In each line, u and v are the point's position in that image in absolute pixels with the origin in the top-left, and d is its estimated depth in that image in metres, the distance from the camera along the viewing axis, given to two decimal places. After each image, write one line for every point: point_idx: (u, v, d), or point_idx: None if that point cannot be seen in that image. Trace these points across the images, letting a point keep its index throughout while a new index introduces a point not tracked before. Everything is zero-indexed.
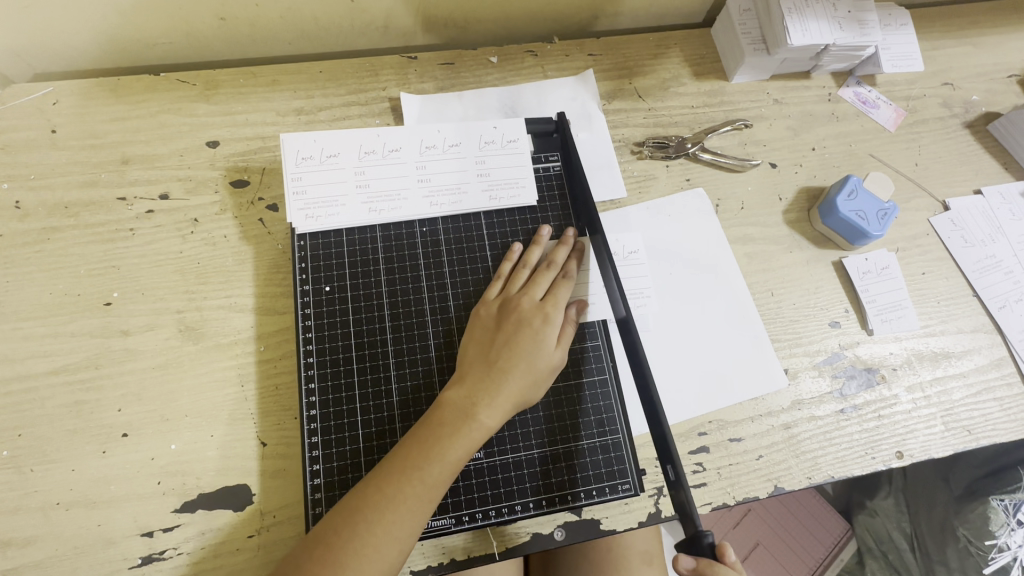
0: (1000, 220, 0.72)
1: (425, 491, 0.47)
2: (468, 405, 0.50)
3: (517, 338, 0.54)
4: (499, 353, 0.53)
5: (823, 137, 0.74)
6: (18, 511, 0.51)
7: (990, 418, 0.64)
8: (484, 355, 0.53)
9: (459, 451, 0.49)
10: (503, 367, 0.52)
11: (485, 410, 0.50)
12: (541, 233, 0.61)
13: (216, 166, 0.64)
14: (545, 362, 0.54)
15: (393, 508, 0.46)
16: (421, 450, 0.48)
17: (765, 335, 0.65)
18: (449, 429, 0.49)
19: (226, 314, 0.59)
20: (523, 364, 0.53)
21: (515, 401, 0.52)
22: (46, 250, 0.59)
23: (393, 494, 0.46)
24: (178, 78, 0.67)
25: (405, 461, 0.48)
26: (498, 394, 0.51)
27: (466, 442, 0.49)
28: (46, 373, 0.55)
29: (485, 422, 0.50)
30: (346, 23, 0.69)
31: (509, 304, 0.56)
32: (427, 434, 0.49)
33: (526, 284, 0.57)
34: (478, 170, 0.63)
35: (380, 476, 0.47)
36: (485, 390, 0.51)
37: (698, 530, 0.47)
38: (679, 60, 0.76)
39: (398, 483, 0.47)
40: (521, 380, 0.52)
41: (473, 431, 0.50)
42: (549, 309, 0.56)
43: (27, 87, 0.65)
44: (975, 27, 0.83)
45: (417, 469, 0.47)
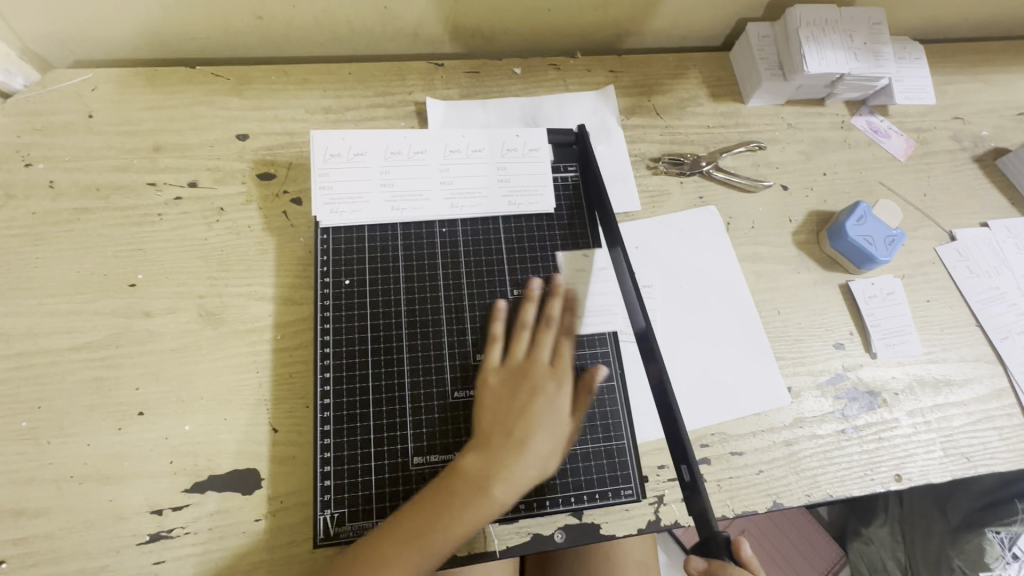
0: (1005, 253, 0.74)
1: (423, 557, 0.46)
2: (483, 477, 0.50)
3: (532, 408, 0.53)
4: (514, 423, 0.52)
5: (834, 163, 0.76)
6: (32, 482, 0.52)
7: (990, 446, 0.65)
8: (501, 424, 0.52)
9: (467, 525, 0.48)
10: (519, 438, 0.52)
11: (500, 484, 0.50)
12: (530, 288, 0.60)
13: (245, 158, 0.66)
14: (558, 433, 0.54)
15: (391, 570, 0.45)
16: (427, 520, 0.47)
17: (771, 353, 0.66)
18: (459, 499, 0.49)
19: (245, 301, 0.61)
20: (540, 435, 0.52)
21: (531, 475, 0.51)
22: (75, 229, 0.61)
23: (395, 557, 0.46)
24: (213, 72, 0.69)
25: (409, 528, 0.47)
26: (512, 468, 0.50)
27: (476, 514, 0.49)
28: (69, 349, 0.57)
29: (497, 497, 0.49)
30: (377, 29, 0.71)
31: (520, 371, 0.55)
32: (434, 501, 0.48)
33: (539, 350, 0.57)
34: (498, 176, 0.65)
35: (382, 542, 0.47)
36: (501, 462, 0.50)
37: (713, 533, 0.46)
38: (697, 81, 0.78)
39: (400, 548, 0.46)
40: (536, 454, 0.52)
41: (485, 505, 0.49)
42: (560, 377, 0.56)
43: (67, 73, 0.67)
44: (987, 64, 0.85)
45: (420, 537, 0.47)
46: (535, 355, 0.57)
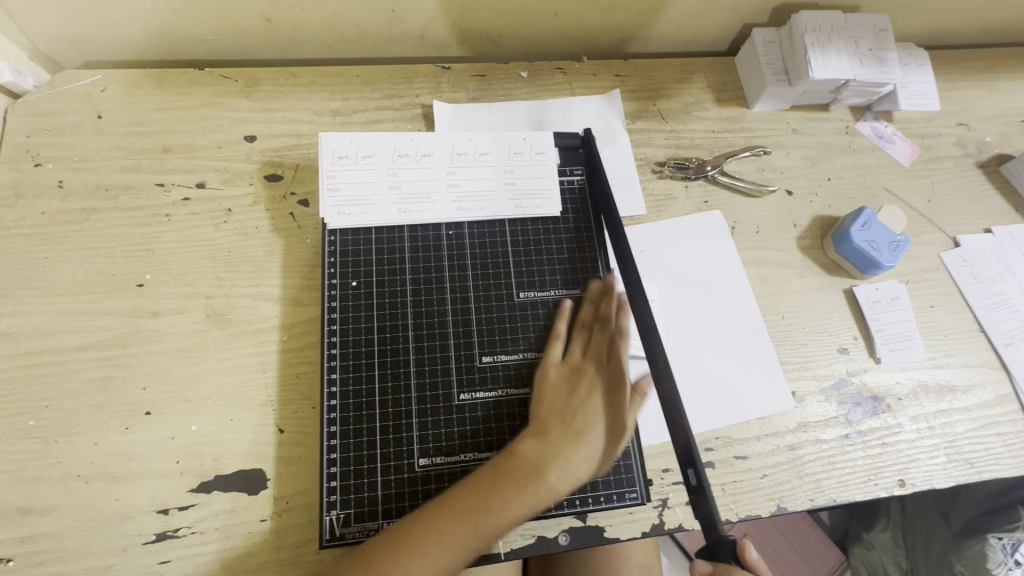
0: (1009, 260, 0.74)
1: (475, 536, 0.48)
2: (540, 462, 0.52)
3: (590, 402, 0.56)
4: (572, 415, 0.55)
5: (838, 168, 0.77)
6: (40, 480, 0.52)
7: (993, 452, 0.65)
8: (560, 415, 0.55)
9: (521, 507, 0.50)
10: (577, 430, 0.54)
11: (556, 471, 0.52)
12: (590, 288, 0.63)
13: (252, 159, 0.67)
14: (614, 431, 0.56)
15: (441, 548, 0.47)
16: (487, 499, 0.49)
17: (776, 357, 0.66)
18: (519, 482, 0.50)
19: (252, 302, 0.61)
20: (596, 432, 0.55)
21: (584, 467, 0.54)
22: (84, 229, 0.62)
23: (447, 532, 0.47)
24: (221, 74, 0.70)
25: (465, 504, 0.49)
26: (570, 459, 0.53)
27: (533, 499, 0.50)
28: (76, 348, 0.57)
29: (552, 485, 0.51)
30: (385, 32, 0.71)
31: (578, 367, 0.58)
32: (492, 480, 0.50)
33: (601, 351, 0.60)
34: (505, 179, 0.65)
35: (438, 519, 0.48)
36: (559, 450, 0.53)
37: (720, 536, 0.46)
38: (702, 85, 0.79)
39: (453, 521, 0.48)
40: (592, 449, 0.54)
41: (540, 489, 0.51)
42: (619, 376, 0.58)
43: (77, 74, 0.67)
44: (991, 71, 0.85)
45: (479, 515, 0.48)
46: (598, 356, 0.59)
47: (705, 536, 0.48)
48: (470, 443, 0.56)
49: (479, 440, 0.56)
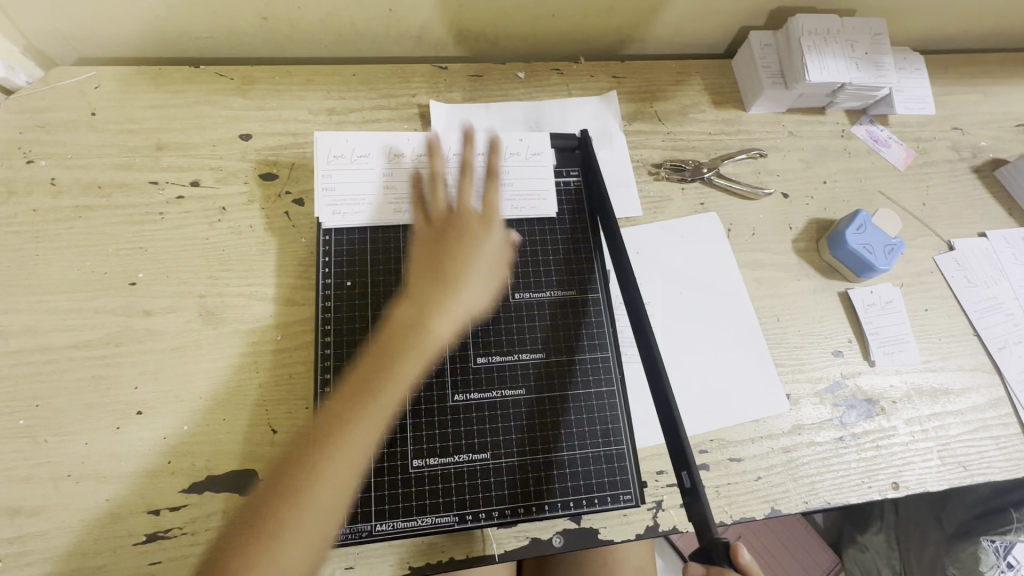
0: (1003, 264, 0.74)
1: (379, 409, 0.47)
2: (418, 320, 0.51)
3: (461, 247, 0.56)
4: (442, 265, 0.54)
5: (834, 171, 0.77)
6: (29, 480, 0.52)
7: (987, 455, 0.65)
8: (429, 269, 0.54)
9: (414, 366, 0.49)
10: (450, 280, 0.54)
11: (437, 323, 0.52)
12: (433, 142, 0.63)
13: (247, 158, 0.66)
14: (490, 267, 0.56)
15: (354, 433, 0.46)
16: (377, 373, 0.48)
17: (771, 359, 0.66)
18: (403, 343, 0.50)
19: (246, 302, 0.61)
20: (472, 277, 0.55)
21: (466, 310, 0.54)
22: (77, 227, 0.61)
23: (346, 415, 0.47)
24: (217, 72, 0.69)
25: (355, 386, 0.48)
26: (448, 306, 0.53)
27: (422, 356, 0.50)
28: (68, 347, 0.57)
29: (436, 335, 0.51)
30: (382, 31, 0.71)
31: (446, 219, 0.58)
32: (380, 354, 0.49)
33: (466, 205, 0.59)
34: (501, 179, 0.65)
35: (334, 412, 0.47)
36: (432, 302, 0.52)
37: (713, 539, 0.46)
38: (699, 88, 0.79)
39: (352, 406, 0.47)
40: (468, 291, 0.54)
41: (424, 342, 0.51)
42: (490, 219, 0.58)
43: (71, 70, 0.67)
44: (987, 76, 0.85)
45: (373, 390, 0.48)
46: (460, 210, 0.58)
47: (699, 539, 0.48)
48: (464, 444, 0.56)
49: (473, 440, 0.56)
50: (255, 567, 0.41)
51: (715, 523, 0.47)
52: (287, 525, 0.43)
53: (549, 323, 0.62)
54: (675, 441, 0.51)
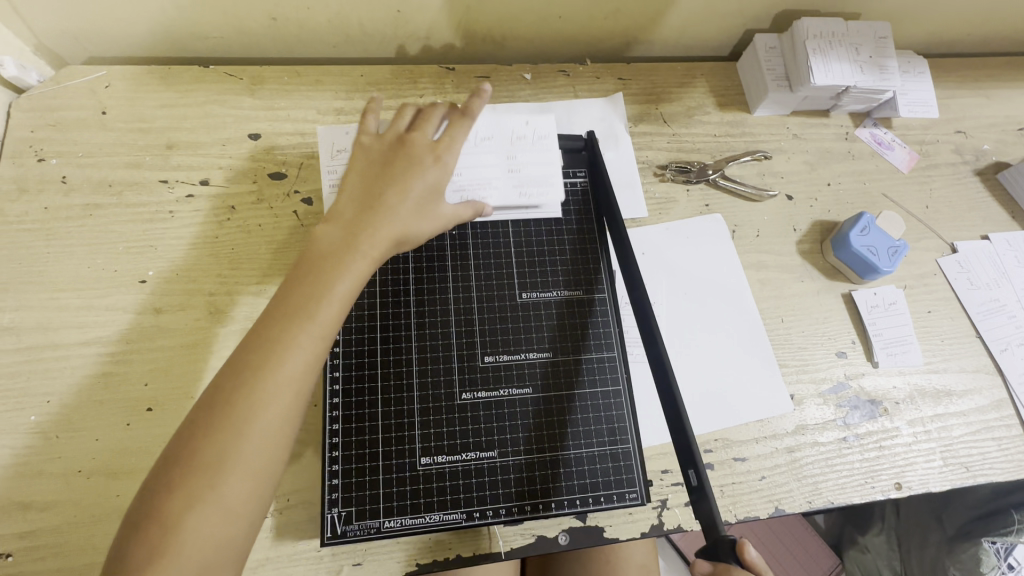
0: (1005, 266, 0.75)
1: (313, 326, 0.46)
2: (349, 237, 0.51)
3: (403, 173, 0.54)
4: (381, 187, 0.53)
5: (838, 174, 0.77)
6: (40, 475, 0.52)
7: (989, 456, 0.65)
8: (366, 191, 0.53)
9: (347, 283, 0.49)
10: (388, 202, 0.53)
11: (369, 241, 0.51)
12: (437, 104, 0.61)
13: (256, 157, 0.67)
14: (431, 195, 0.55)
15: (287, 349, 0.45)
16: (307, 293, 0.47)
17: (775, 359, 0.67)
18: (334, 264, 0.49)
19: (255, 299, 0.61)
20: (409, 200, 0.54)
21: (401, 233, 0.53)
22: (88, 225, 0.62)
23: (280, 334, 0.45)
24: (226, 72, 0.70)
25: (287, 304, 0.47)
26: (380, 227, 0.52)
27: (355, 273, 0.50)
28: (79, 343, 0.57)
29: (367, 253, 0.51)
30: (390, 32, 0.72)
31: (393, 142, 0.56)
32: (312, 272, 0.48)
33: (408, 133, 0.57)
34: (509, 165, 0.64)
35: (262, 335, 0.46)
36: (366, 221, 0.52)
37: (721, 538, 0.46)
38: (704, 90, 0.79)
39: (284, 325, 0.46)
40: (406, 216, 0.53)
41: (358, 259, 0.50)
42: (441, 149, 0.56)
43: (82, 69, 0.68)
44: (990, 80, 0.86)
45: (304, 309, 0.47)
46: (401, 138, 0.56)
47: (706, 536, 0.49)
48: (471, 442, 0.56)
49: (480, 438, 0.56)
50: (198, 486, 0.41)
51: (722, 520, 0.47)
52: (230, 448, 0.42)
53: (556, 322, 0.62)
54: (683, 441, 0.52)
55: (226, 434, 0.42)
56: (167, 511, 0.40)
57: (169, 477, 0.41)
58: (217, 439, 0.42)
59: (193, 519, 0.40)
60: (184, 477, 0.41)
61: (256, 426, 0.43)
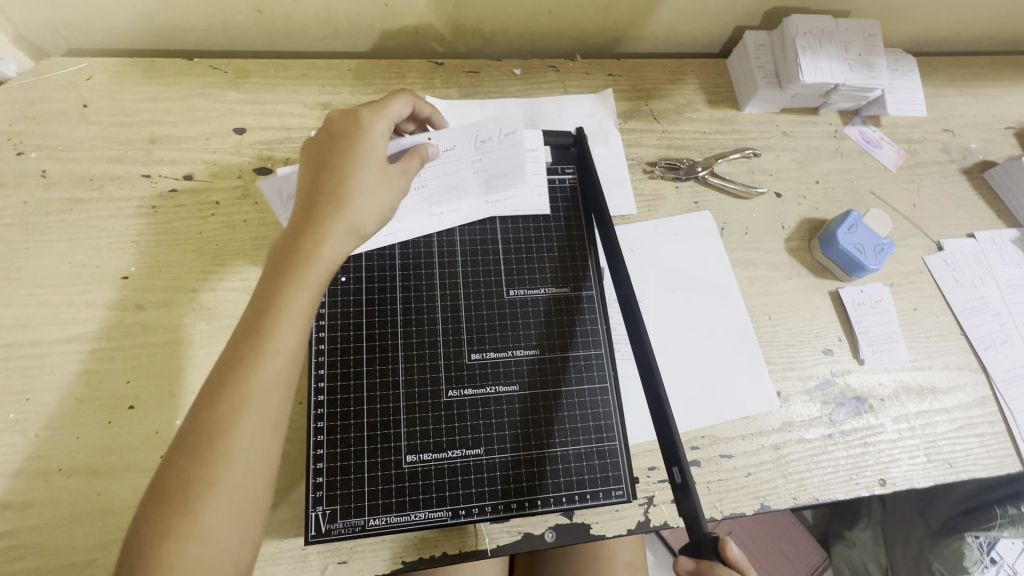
0: (990, 264, 0.75)
1: (271, 339, 0.44)
2: (298, 240, 0.47)
3: (344, 159, 0.50)
4: (324, 180, 0.49)
5: (826, 171, 0.77)
6: (19, 474, 0.52)
7: (972, 453, 0.66)
8: (311, 191, 0.50)
9: (303, 287, 0.46)
10: (336, 194, 0.49)
11: (322, 240, 0.47)
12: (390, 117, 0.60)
13: (242, 152, 0.66)
14: (381, 174, 0.51)
15: (249, 367, 0.43)
16: (260, 307, 0.45)
17: (762, 357, 0.67)
18: (285, 271, 0.46)
19: (240, 296, 0.60)
20: (357, 186, 0.49)
21: (359, 220, 0.49)
22: (68, 220, 0.61)
23: (239, 354, 0.43)
24: (210, 65, 0.69)
25: (243, 325, 0.45)
26: (330, 220, 0.48)
27: (310, 275, 0.46)
28: (59, 341, 0.56)
29: (323, 252, 0.47)
30: (377, 25, 0.71)
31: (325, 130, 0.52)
32: (265, 287, 0.46)
33: (333, 118, 0.53)
34: (475, 164, 0.59)
35: (219, 361, 0.43)
36: (315, 219, 0.48)
37: (704, 534, 0.46)
38: (694, 86, 0.79)
39: (242, 346, 0.43)
40: (359, 203, 0.49)
41: (312, 261, 0.47)
42: (368, 119, 0.52)
43: (62, 61, 0.66)
44: (978, 78, 0.86)
45: (258, 326, 0.44)
46: (327, 124, 0.52)
47: (690, 534, 0.48)
48: (458, 440, 0.56)
49: (467, 436, 0.56)
50: (182, 518, 0.39)
51: (705, 517, 0.47)
52: (206, 478, 0.40)
53: (543, 319, 0.62)
54: (669, 438, 0.51)
55: (198, 467, 0.40)
56: (149, 550, 0.38)
57: (148, 520, 0.39)
58: (190, 470, 0.40)
59: (177, 551, 0.38)
60: (164, 514, 0.39)
61: (231, 451, 0.41)
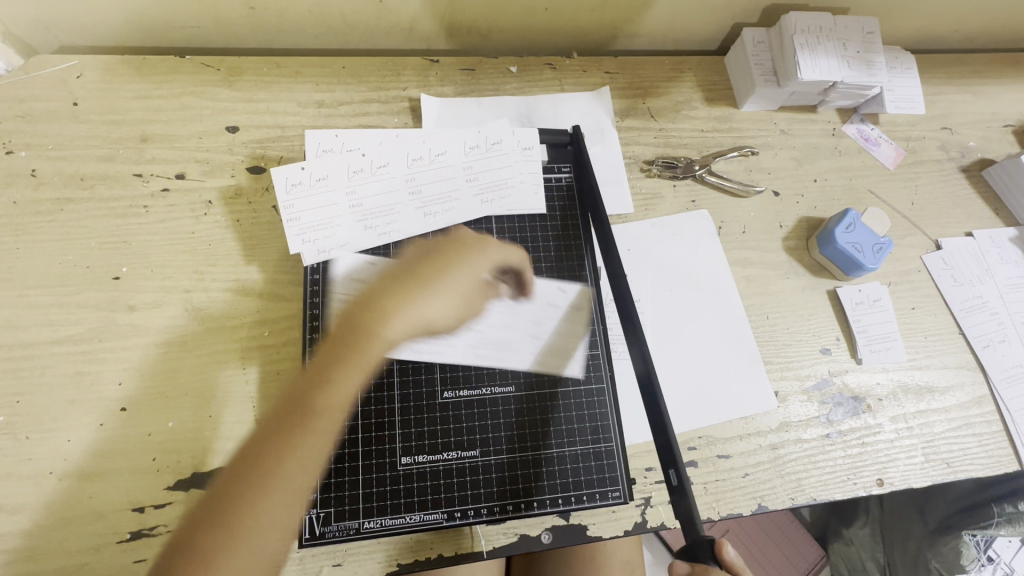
0: (989, 263, 0.75)
1: (324, 409, 0.47)
2: (373, 317, 0.52)
3: (431, 261, 0.58)
4: (410, 274, 0.56)
5: (824, 170, 0.77)
6: (10, 478, 0.51)
7: (969, 452, 0.66)
8: (393, 279, 0.56)
9: (368, 358, 0.50)
10: (414, 286, 0.55)
11: (392, 324, 0.53)
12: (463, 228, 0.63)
13: (235, 151, 0.65)
14: (458, 282, 0.58)
15: (310, 417, 0.46)
16: (323, 373, 0.49)
17: (759, 356, 0.66)
18: (351, 348, 0.50)
19: (234, 297, 0.60)
20: (433, 288, 0.56)
21: (425, 313, 0.55)
22: (59, 220, 0.60)
23: (305, 409, 0.47)
24: (203, 62, 0.68)
25: (309, 380, 0.49)
26: (400, 312, 0.53)
27: (374, 350, 0.51)
28: (50, 342, 0.56)
29: (385, 338, 0.52)
30: (372, 22, 0.70)
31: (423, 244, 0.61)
32: (336, 350, 0.50)
33: (437, 236, 0.62)
34: (531, 329, 0.61)
35: (285, 409, 0.47)
36: (391, 304, 0.54)
37: (700, 536, 0.46)
38: (691, 84, 0.79)
39: (308, 399, 0.48)
40: (431, 296, 0.55)
41: (379, 338, 0.52)
42: (465, 243, 0.61)
43: (52, 59, 0.65)
44: (976, 75, 0.86)
45: (325, 381, 0.48)
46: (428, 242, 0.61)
47: (685, 536, 0.48)
48: (453, 441, 0.55)
49: (462, 437, 0.56)
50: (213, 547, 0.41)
51: (701, 519, 0.47)
52: (242, 512, 0.42)
53: (539, 319, 0.61)
54: (666, 440, 0.51)
55: (240, 501, 0.42)
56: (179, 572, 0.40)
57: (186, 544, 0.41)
58: (232, 502, 0.42)
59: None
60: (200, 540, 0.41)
61: (271, 489, 0.43)
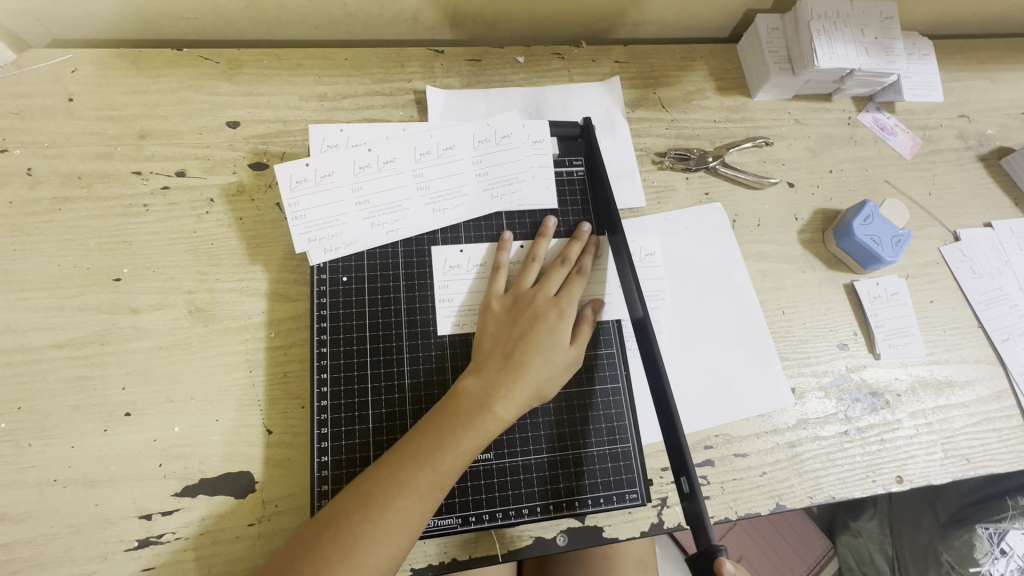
0: (1008, 254, 0.74)
1: (440, 480, 0.47)
2: (483, 397, 0.51)
3: (533, 331, 0.54)
4: (516, 346, 0.54)
5: (841, 160, 0.75)
6: (13, 486, 0.50)
7: (989, 448, 0.65)
8: (501, 347, 0.54)
9: (473, 443, 0.49)
10: (519, 361, 0.53)
11: (501, 402, 0.51)
12: (547, 225, 0.61)
13: (236, 147, 0.63)
14: (560, 358, 0.54)
15: (410, 496, 0.46)
16: (429, 453, 0.48)
17: (776, 352, 0.65)
18: (466, 420, 0.49)
19: (237, 297, 0.58)
20: (542, 357, 0.53)
21: (529, 394, 0.52)
22: (57, 219, 0.58)
23: (408, 487, 0.46)
24: (201, 55, 0.66)
25: (414, 454, 0.48)
26: (514, 385, 0.52)
27: (480, 434, 0.49)
28: (50, 346, 0.54)
29: (500, 414, 0.50)
30: (375, 12, 0.68)
31: (526, 297, 0.57)
32: (444, 425, 0.49)
33: (544, 293, 0.57)
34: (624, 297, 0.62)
35: (389, 480, 0.46)
36: (500, 382, 0.51)
37: (712, 545, 0.45)
38: (703, 73, 0.76)
39: (411, 472, 0.47)
40: (536, 376, 0.53)
41: (487, 421, 0.50)
42: (565, 305, 0.57)
43: (45, 53, 0.63)
44: (994, 61, 0.84)
45: (431, 460, 0.47)
46: (537, 298, 0.57)
47: (699, 544, 0.47)
48: None
49: None
50: None
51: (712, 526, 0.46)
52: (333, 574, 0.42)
53: None
54: (677, 446, 0.50)
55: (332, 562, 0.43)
56: None
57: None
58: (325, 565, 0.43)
59: None
60: None
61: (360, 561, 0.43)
